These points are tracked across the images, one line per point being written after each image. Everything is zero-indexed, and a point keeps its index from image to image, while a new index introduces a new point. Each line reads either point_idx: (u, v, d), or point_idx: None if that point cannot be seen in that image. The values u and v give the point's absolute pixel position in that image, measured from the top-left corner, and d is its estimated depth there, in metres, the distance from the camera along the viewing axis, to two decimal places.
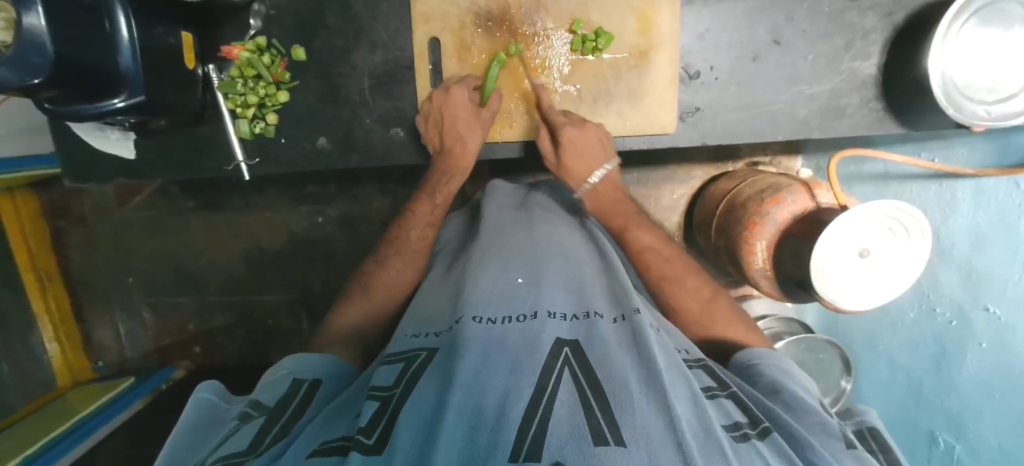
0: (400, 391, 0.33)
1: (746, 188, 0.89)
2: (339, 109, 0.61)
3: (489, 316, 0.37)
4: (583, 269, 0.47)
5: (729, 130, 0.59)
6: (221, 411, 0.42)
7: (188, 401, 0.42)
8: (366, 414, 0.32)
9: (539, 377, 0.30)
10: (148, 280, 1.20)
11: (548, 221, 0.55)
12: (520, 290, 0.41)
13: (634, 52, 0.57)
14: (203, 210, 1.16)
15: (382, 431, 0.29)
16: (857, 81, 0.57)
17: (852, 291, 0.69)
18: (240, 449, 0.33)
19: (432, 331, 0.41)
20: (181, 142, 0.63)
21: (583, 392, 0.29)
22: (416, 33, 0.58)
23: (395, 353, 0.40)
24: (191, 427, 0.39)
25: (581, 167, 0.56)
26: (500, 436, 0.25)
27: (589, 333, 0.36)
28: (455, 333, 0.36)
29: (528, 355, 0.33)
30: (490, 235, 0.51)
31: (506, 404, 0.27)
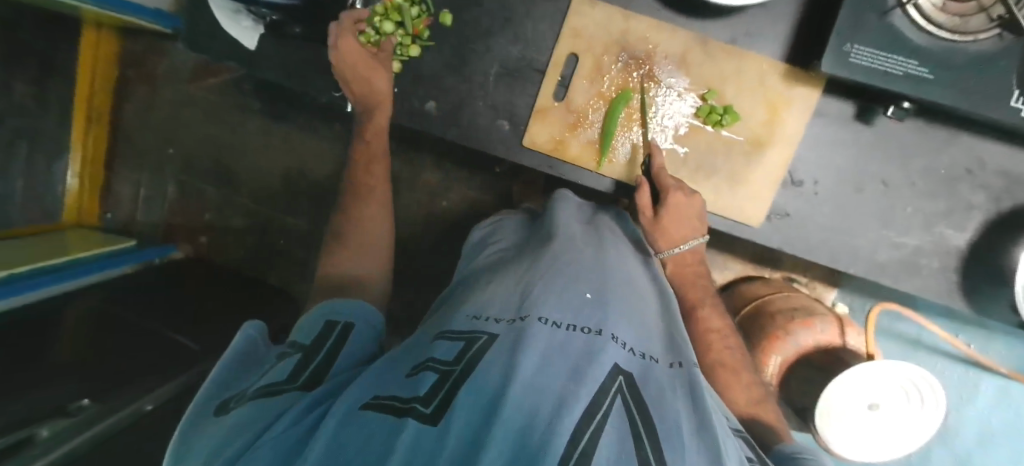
0: (461, 367, 0.32)
1: (779, 300, 0.87)
2: (458, 82, 0.62)
3: (555, 319, 0.38)
4: (646, 309, 0.47)
5: (807, 245, 0.60)
6: (262, 349, 0.44)
7: (235, 334, 0.45)
8: (424, 384, 0.31)
9: (595, 396, 0.30)
10: (188, 158, 1.22)
11: (615, 247, 0.56)
12: (587, 305, 0.42)
13: (751, 140, 0.58)
14: (266, 116, 1.18)
15: (440, 402, 0.29)
16: (943, 248, 0.58)
17: (853, 442, 0.69)
18: (279, 380, 0.36)
19: (494, 317, 0.40)
20: (300, 54, 0.64)
21: (635, 424, 0.29)
22: (559, 45, 0.60)
23: (455, 331, 0.39)
24: (233, 360, 0.42)
25: (681, 233, 0.57)
26: (552, 440, 0.25)
27: (645, 372, 0.36)
28: (521, 327, 0.36)
29: (589, 364, 0.33)
30: (564, 245, 0.52)
31: (563, 407, 0.28)
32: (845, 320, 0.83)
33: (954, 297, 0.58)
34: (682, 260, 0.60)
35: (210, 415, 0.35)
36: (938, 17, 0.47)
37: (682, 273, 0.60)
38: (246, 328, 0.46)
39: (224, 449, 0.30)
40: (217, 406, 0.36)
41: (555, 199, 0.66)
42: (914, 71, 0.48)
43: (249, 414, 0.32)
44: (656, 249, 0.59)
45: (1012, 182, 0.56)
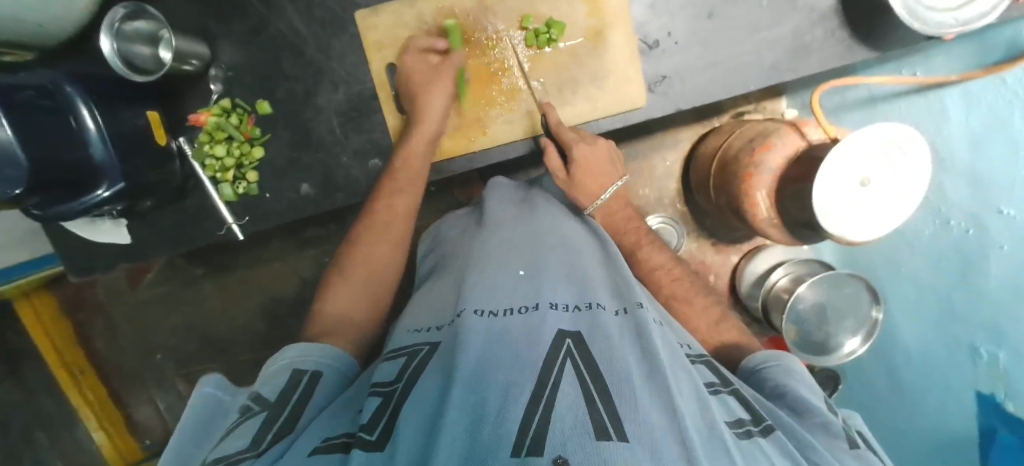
0: (403, 385, 0.33)
1: (735, 140, 0.85)
2: (314, 154, 0.62)
3: (489, 309, 0.38)
4: (583, 260, 0.47)
5: (700, 90, 0.58)
6: (227, 402, 0.42)
7: (192, 395, 0.42)
8: (368, 410, 0.31)
9: (541, 372, 0.30)
10: (177, 353, 1.20)
11: (550, 214, 0.55)
12: (522, 283, 0.41)
13: (589, 35, 0.57)
14: (214, 275, 1.16)
15: (384, 428, 0.29)
16: (817, 14, 0.55)
17: (856, 224, 0.64)
18: (243, 447, 0.33)
19: (432, 325, 0.41)
20: (170, 219, 0.64)
21: (586, 387, 0.28)
22: (372, 64, 0.59)
23: (399, 348, 0.39)
24: (194, 425, 0.38)
25: (596, 185, 0.57)
26: (503, 430, 0.25)
27: (591, 325, 0.36)
28: (457, 327, 0.36)
29: (529, 347, 0.32)
30: (493, 228, 0.52)
31: (511, 396, 0.27)
32: (800, 122, 0.75)
33: (854, 50, 0.56)
34: (607, 209, 0.59)
35: None
36: None
37: (614, 220, 0.59)
38: (203, 386, 0.42)
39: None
40: None
41: (487, 190, 0.64)
42: None
43: None
44: (582, 207, 0.58)
45: None
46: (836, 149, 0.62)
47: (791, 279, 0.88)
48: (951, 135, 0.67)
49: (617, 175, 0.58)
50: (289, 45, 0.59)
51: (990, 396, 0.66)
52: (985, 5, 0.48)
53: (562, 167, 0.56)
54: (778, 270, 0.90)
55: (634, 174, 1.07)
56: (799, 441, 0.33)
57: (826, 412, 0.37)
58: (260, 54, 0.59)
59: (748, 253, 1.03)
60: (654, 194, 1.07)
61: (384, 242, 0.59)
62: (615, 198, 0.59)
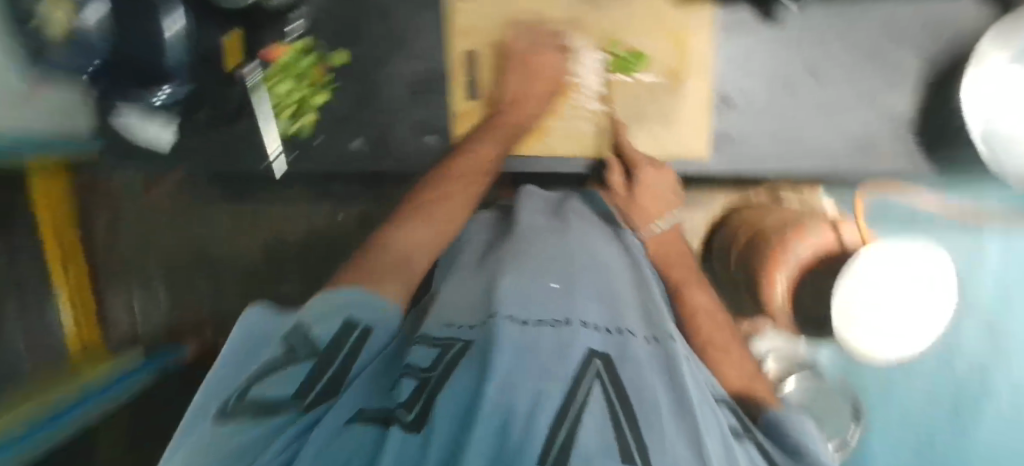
0: (438, 374, 0.33)
1: (771, 221, 0.82)
2: (373, 114, 0.62)
3: (523, 316, 0.38)
4: (616, 282, 0.46)
5: (760, 158, 0.59)
6: (269, 332, 0.40)
7: (238, 324, 0.42)
8: (405, 389, 0.33)
9: (568, 388, 0.30)
10: (167, 264, 1.22)
11: (581, 231, 0.53)
12: (559, 299, 0.41)
13: (670, 75, 0.57)
14: (227, 201, 1.16)
15: (420, 408, 0.30)
16: (890, 118, 0.56)
17: (884, 335, 0.60)
18: (287, 396, 0.32)
19: (465, 324, 0.40)
20: (219, 137, 0.64)
21: (614, 408, 0.29)
22: (456, 46, 0.60)
23: (433, 335, 0.39)
24: (237, 354, 0.38)
25: (657, 206, 0.55)
26: (528, 437, 0.26)
27: (622, 349, 0.36)
28: (490, 330, 0.36)
29: (558, 361, 0.33)
30: (527, 237, 0.52)
31: (537, 408, 0.27)
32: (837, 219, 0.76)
33: (915, 163, 0.57)
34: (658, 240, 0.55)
35: (209, 421, 0.31)
36: None
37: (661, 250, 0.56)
38: (247, 317, 0.42)
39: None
40: (213, 410, 0.32)
41: (520, 195, 0.65)
42: None
43: (249, 439, 0.29)
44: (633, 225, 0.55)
45: (936, 33, 0.54)
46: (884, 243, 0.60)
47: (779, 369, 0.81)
48: None
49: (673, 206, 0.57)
50: (379, 5, 0.60)
51: None
52: None
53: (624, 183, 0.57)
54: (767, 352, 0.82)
55: None
56: None
57: None
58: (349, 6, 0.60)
59: None
60: None
61: None
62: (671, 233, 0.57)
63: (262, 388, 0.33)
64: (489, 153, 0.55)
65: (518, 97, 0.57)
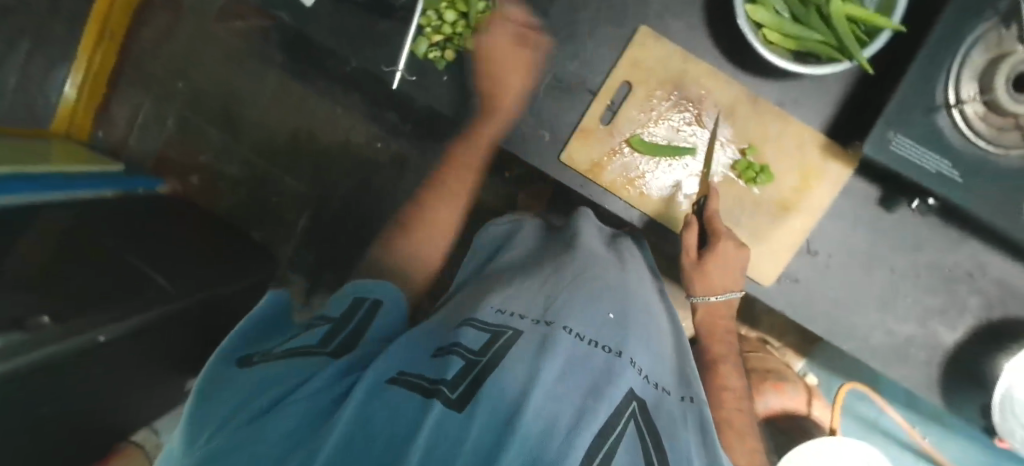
0: (489, 360, 0.32)
1: (755, 361, 0.92)
2: (507, 84, 0.62)
3: (579, 331, 0.38)
4: (662, 340, 0.46)
5: (811, 314, 0.61)
6: (280, 323, 0.46)
7: (261, 300, 0.47)
8: (452, 368, 0.31)
9: (612, 415, 0.30)
10: (192, 94, 1.18)
11: (636, 272, 0.56)
12: (609, 326, 0.41)
13: (778, 202, 0.60)
14: (287, 73, 1.14)
15: (465, 390, 0.28)
16: (932, 343, 0.60)
17: None
18: (310, 345, 0.37)
19: (522, 316, 0.40)
20: (352, 22, 0.61)
21: (647, 453, 0.29)
22: (615, 72, 0.60)
23: (483, 321, 0.38)
24: (257, 325, 0.44)
25: (723, 282, 0.57)
26: (569, 452, 0.25)
27: (658, 403, 0.35)
28: (548, 333, 0.36)
29: (609, 383, 0.33)
30: (586, 257, 0.52)
31: (579, 425, 0.28)
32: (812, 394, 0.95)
33: (932, 390, 0.60)
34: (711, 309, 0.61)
35: (237, 366, 0.36)
36: (977, 124, 0.49)
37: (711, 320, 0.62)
38: (271, 295, 0.48)
39: (260, 398, 0.30)
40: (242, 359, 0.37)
41: (575, 215, 0.66)
42: (947, 171, 0.49)
43: (279, 371, 0.33)
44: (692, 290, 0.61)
45: (1006, 293, 0.58)
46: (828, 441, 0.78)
47: None
48: None
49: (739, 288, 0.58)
50: None
51: None
52: None
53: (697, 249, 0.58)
54: None
55: None
56: None
57: None
58: None
59: None
60: None
61: None
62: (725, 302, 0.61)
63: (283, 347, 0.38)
64: None
65: (493, 99, 0.62)
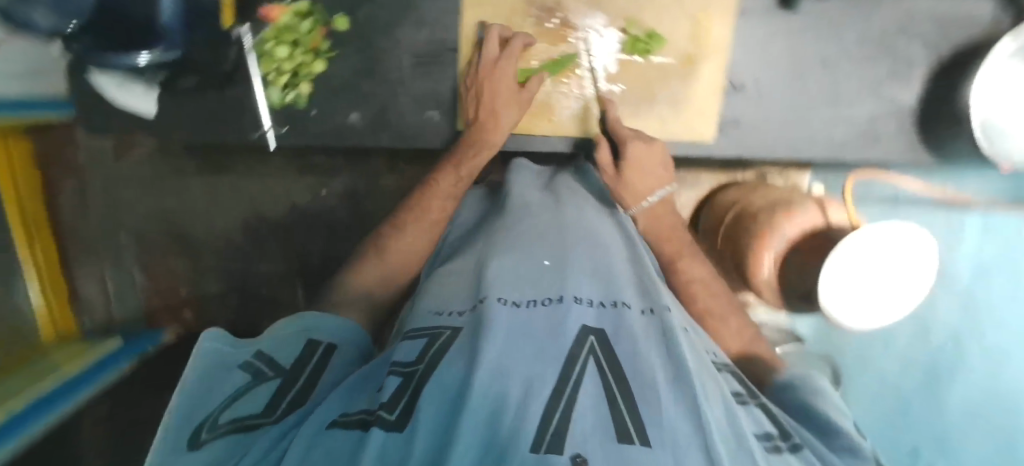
0: (423, 366, 0.33)
1: (756, 200, 0.86)
2: (375, 86, 0.59)
3: (513, 298, 0.38)
4: (612, 258, 0.47)
5: (766, 144, 0.59)
6: (228, 353, 0.40)
7: (200, 337, 0.40)
8: (388, 388, 0.32)
9: (563, 368, 0.31)
10: (143, 240, 1.16)
11: (576, 205, 0.55)
12: (547, 271, 0.43)
13: (683, 58, 0.56)
14: (205, 173, 1.11)
15: (404, 406, 0.29)
16: (896, 109, 0.57)
17: (859, 311, 0.67)
18: (256, 412, 0.34)
19: (454, 311, 0.41)
20: (201, 107, 0.61)
21: (609, 388, 0.30)
22: (465, 18, 0.57)
23: (418, 328, 0.39)
24: (197, 367, 0.37)
25: (646, 185, 0.54)
26: (523, 423, 0.26)
27: (616, 324, 0.36)
28: (480, 312, 0.36)
29: (552, 339, 0.33)
30: (519, 213, 0.54)
31: (531, 393, 0.28)
32: (824, 201, 0.80)
33: (915, 152, 0.58)
34: (651, 213, 0.55)
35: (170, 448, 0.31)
36: None
37: (654, 220, 0.55)
38: (209, 331, 0.40)
39: None
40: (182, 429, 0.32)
41: (510, 168, 0.65)
42: None
43: (226, 454, 0.30)
44: (623, 205, 0.55)
45: (945, 25, 0.55)
46: (859, 233, 0.65)
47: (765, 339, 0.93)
48: None
49: (669, 180, 0.56)
50: None
51: None
52: None
53: (613, 162, 0.56)
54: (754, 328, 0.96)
55: None
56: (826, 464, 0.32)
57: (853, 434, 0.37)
58: None
59: None
60: None
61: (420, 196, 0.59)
62: (661, 204, 0.56)
63: (227, 410, 0.34)
64: (450, 186, 0.58)
65: (477, 143, 0.57)
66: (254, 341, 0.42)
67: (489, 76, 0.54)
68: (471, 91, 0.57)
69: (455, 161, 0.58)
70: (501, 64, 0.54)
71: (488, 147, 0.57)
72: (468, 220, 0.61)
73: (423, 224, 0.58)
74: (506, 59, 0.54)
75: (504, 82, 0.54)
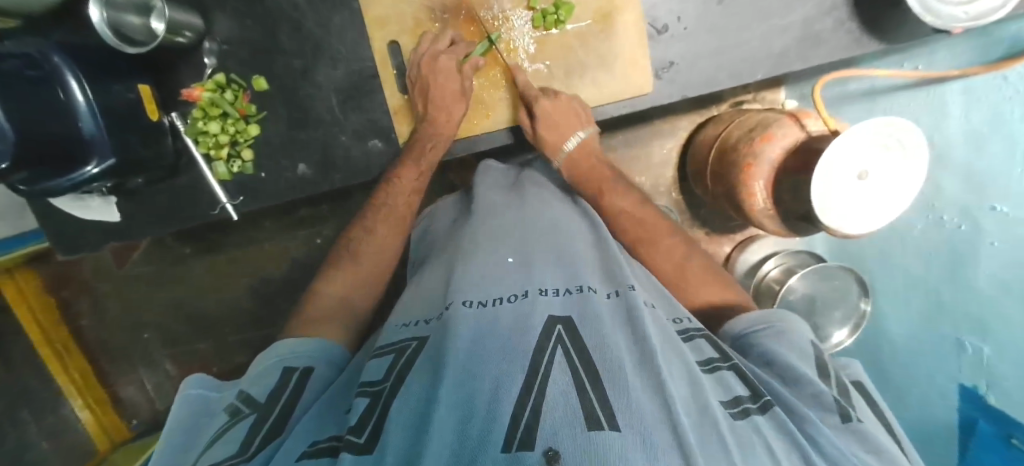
0: (389, 384, 0.34)
1: (735, 129, 0.83)
2: (312, 132, 0.61)
3: (479, 300, 0.38)
4: (575, 245, 0.48)
5: (707, 78, 0.57)
6: (214, 401, 0.42)
7: (178, 399, 0.42)
8: (357, 409, 0.32)
9: (531, 362, 0.30)
10: (164, 333, 1.18)
11: (539, 198, 0.56)
12: (511, 271, 0.42)
13: (597, 17, 0.56)
14: (201, 255, 1.13)
15: (372, 429, 0.29)
16: (829, 3, 0.55)
17: (855, 215, 0.62)
18: (231, 453, 0.33)
19: (421, 320, 0.42)
20: (162, 197, 0.63)
21: (577, 374, 0.29)
22: (374, 41, 0.58)
23: (387, 344, 0.40)
24: (179, 427, 0.39)
25: (558, 136, 0.57)
26: (492, 425, 0.25)
27: (582, 309, 0.37)
28: (447, 319, 0.36)
29: (519, 336, 0.33)
30: (485, 214, 0.54)
31: (500, 391, 0.27)
32: (800, 113, 0.74)
33: (863, 42, 0.55)
34: (572, 161, 0.60)
35: None
36: None
37: (579, 173, 0.60)
38: (188, 387, 0.43)
39: None
40: None
41: (478, 171, 0.65)
42: None
43: None
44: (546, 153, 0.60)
45: None
46: (845, 134, 0.59)
47: (783, 270, 0.93)
48: (951, 132, 0.67)
49: (583, 125, 0.58)
50: (286, 17, 0.58)
51: (972, 388, 0.67)
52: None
53: (528, 120, 0.58)
54: (769, 262, 0.95)
55: (631, 161, 1.08)
56: (794, 413, 0.34)
57: (815, 379, 0.38)
58: (256, 26, 0.58)
59: (735, 248, 1.07)
60: (650, 181, 1.08)
61: (383, 221, 0.60)
62: (580, 146, 0.59)
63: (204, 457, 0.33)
64: (411, 181, 0.59)
65: (429, 136, 0.57)
66: (238, 382, 0.44)
67: (430, 70, 0.55)
68: (417, 87, 0.57)
69: (416, 153, 0.58)
70: (441, 56, 0.55)
71: (445, 137, 0.58)
72: (442, 227, 0.61)
73: (392, 222, 0.60)
74: (448, 52, 0.55)
75: (446, 75, 0.54)
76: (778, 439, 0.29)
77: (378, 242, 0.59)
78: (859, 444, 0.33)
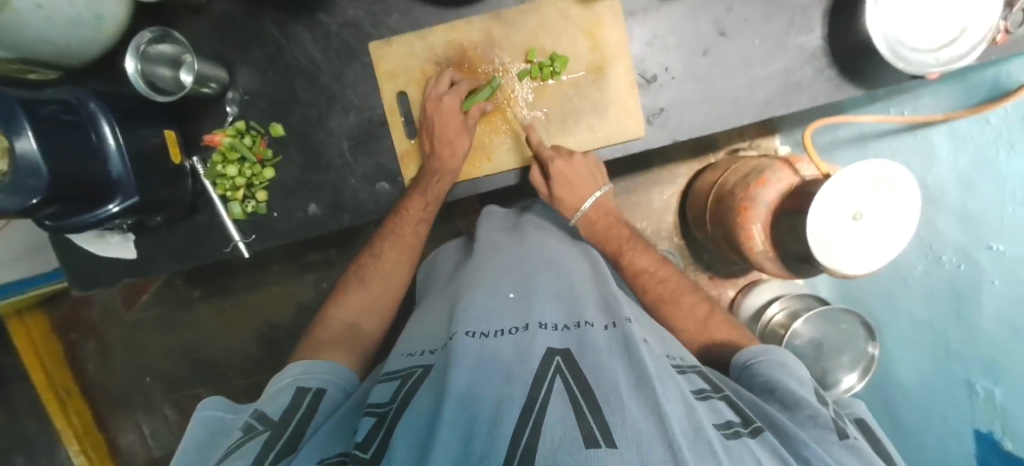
0: (396, 406, 0.34)
1: (731, 175, 0.86)
2: (323, 176, 0.64)
3: (480, 330, 0.39)
4: (573, 281, 0.49)
5: (697, 123, 0.60)
6: (229, 420, 0.42)
7: (195, 419, 0.42)
8: (363, 429, 0.33)
9: (531, 388, 0.31)
10: (167, 376, 1.17)
11: (537, 239, 0.58)
12: (511, 304, 0.43)
13: (590, 69, 0.60)
14: (209, 298, 1.14)
15: (379, 445, 0.31)
16: (807, 54, 0.58)
17: (854, 256, 0.62)
18: None
19: (427, 349, 0.43)
20: (179, 236, 0.65)
21: (575, 398, 0.29)
22: (384, 91, 0.63)
23: (392, 371, 0.41)
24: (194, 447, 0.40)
25: (574, 197, 0.62)
26: (494, 444, 0.26)
27: (580, 341, 0.37)
28: (450, 349, 0.37)
29: (520, 364, 0.33)
30: (485, 253, 0.56)
31: (502, 412, 0.28)
32: (793, 158, 0.77)
33: (843, 88, 0.59)
34: (589, 220, 0.65)
35: None
36: None
37: (595, 230, 0.65)
38: (204, 409, 0.43)
39: None
40: None
41: (480, 218, 0.67)
42: None
43: None
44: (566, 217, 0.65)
45: None
46: (830, 180, 0.62)
47: (787, 314, 0.91)
48: (941, 172, 0.69)
49: (595, 179, 0.62)
50: (305, 71, 0.63)
51: (987, 433, 0.64)
52: (965, 46, 0.51)
53: (545, 182, 0.62)
54: (774, 306, 0.94)
55: (632, 206, 1.10)
56: (789, 440, 0.35)
57: (813, 403, 0.39)
58: (277, 79, 0.63)
59: (741, 290, 1.07)
60: (652, 226, 1.11)
61: (388, 259, 0.62)
62: (594, 208, 0.64)
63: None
64: (419, 208, 0.60)
65: (434, 171, 0.60)
66: (252, 402, 0.44)
67: (437, 110, 0.59)
68: (424, 127, 0.61)
69: (421, 186, 0.60)
70: (447, 96, 0.59)
71: (449, 171, 0.60)
72: (445, 267, 0.64)
73: (398, 247, 0.62)
74: (451, 92, 0.59)
75: (451, 115, 0.58)
76: (771, 461, 0.30)
77: (384, 268, 0.62)
78: (857, 460, 0.35)
